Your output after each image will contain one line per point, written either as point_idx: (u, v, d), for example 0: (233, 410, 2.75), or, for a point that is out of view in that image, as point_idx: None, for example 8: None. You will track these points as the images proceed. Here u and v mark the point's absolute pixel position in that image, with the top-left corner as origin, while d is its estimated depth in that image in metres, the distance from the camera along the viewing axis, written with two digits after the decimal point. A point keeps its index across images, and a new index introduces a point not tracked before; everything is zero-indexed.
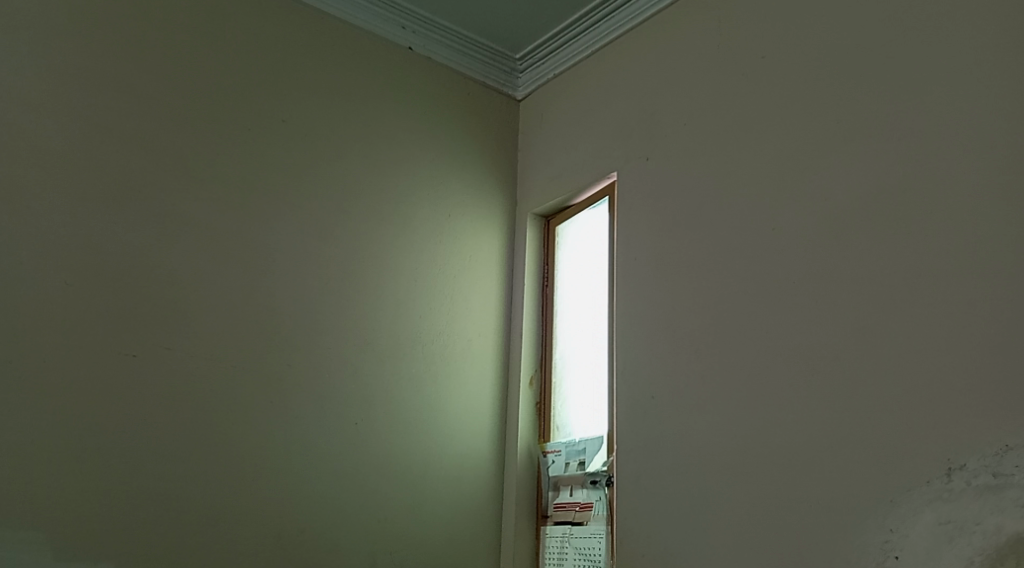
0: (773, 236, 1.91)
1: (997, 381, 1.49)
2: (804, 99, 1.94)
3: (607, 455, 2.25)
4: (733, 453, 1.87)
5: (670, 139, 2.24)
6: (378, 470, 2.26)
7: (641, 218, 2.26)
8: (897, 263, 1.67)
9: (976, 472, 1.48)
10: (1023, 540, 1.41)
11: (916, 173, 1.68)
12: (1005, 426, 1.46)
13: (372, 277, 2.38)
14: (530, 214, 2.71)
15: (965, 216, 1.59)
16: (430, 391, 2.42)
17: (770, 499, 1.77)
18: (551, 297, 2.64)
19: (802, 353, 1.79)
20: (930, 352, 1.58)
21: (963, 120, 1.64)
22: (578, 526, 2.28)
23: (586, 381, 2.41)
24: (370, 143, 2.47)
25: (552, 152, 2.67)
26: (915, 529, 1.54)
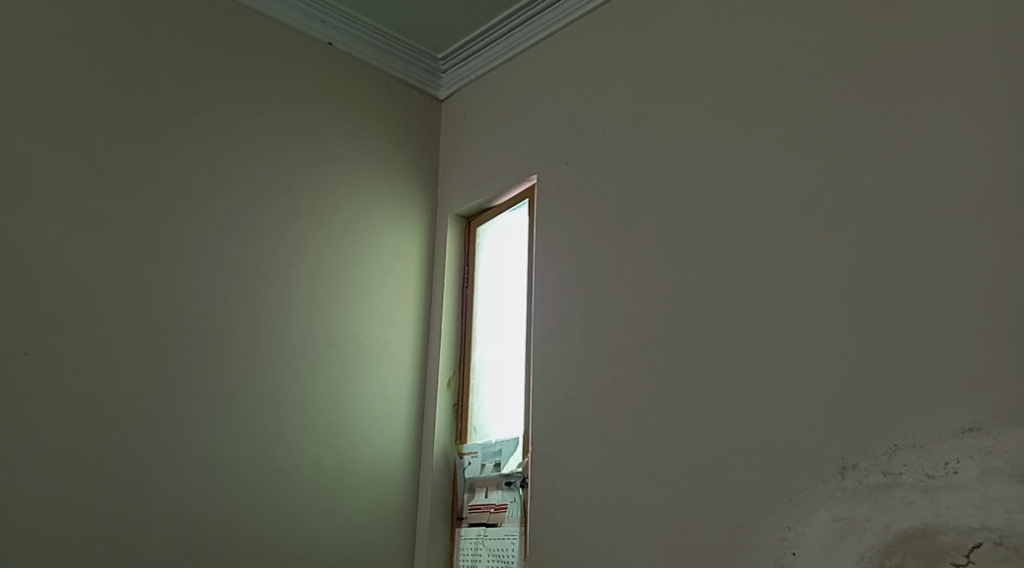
0: (685, 241, 1.95)
1: (892, 384, 1.53)
2: (716, 108, 1.99)
3: (523, 456, 2.26)
4: (646, 455, 1.90)
5: (589, 144, 2.27)
6: (290, 473, 2.23)
7: (560, 221, 2.28)
8: (799, 269, 1.72)
9: (867, 471, 1.53)
10: (910, 536, 1.46)
11: (818, 184, 1.74)
12: (894, 428, 1.51)
13: (288, 276, 2.34)
14: (451, 215, 2.70)
15: (861, 225, 1.65)
16: (347, 392, 2.39)
17: (680, 500, 1.80)
18: (470, 298, 2.64)
19: (709, 356, 1.83)
20: (826, 356, 1.64)
21: (861, 132, 1.70)
22: (492, 527, 2.28)
23: (503, 383, 2.42)
24: (289, 141, 2.44)
25: (474, 154, 2.67)
26: (811, 526, 1.58)
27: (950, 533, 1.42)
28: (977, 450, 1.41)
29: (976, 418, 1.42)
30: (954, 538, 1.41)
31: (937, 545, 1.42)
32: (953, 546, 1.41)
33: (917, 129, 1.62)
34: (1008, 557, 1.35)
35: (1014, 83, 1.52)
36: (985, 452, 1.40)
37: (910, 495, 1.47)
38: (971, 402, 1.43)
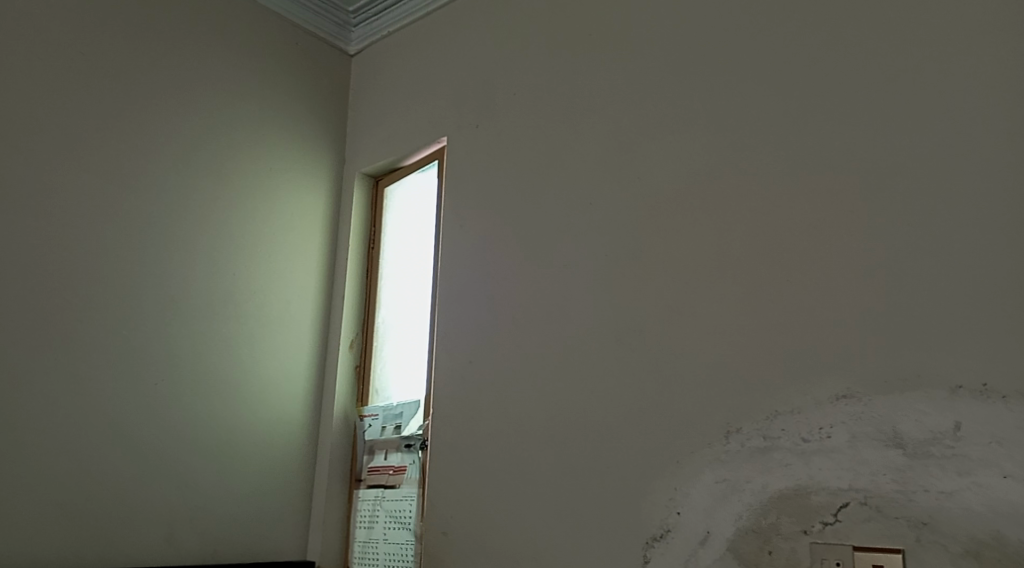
0: (588, 210, 1.97)
1: (775, 353, 1.58)
2: (622, 77, 2.00)
3: (423, 419, 2.26)
4: (543, 419, 1.92)
5: (498, 109, 2.26)
6: (181, 433, 2.17)
7: (469, 185, 2.27)
8: (695, 241, 1.75)
9: (749, 435, 1.58)
10: (785, 496, 1.51)
11: (715, 157, 1.77)
12: (777, 396, 1.56)
13: (185, 231, 2.26)
14: (358, 174, 2.65)
15: (754, 198, 1.69)
16: (243, 351, 2.34)
17: (575, 463, 1.83)
18: (375, 259, 2.61)
19: (607, 324, 1.85)
20: (716, 325, 1.68)
21: (759, 107, 1.74)
22: (390, 489, 2.28)
23: (406, 345, 2.40)
24: (187, 91, 2.34)
25: (383, 114, 2.62)
26: (696, 488, 1.63)
27: (821, 493, 1.47)
28: (848, 416, 1.48)
29: (850, 386, 1.48)
30: (824, 499, 1.47)
31: (808, 504, 1.48)
32: (823, 505, 1.47)
33: (811, 105, 1.66)
34: (871, 516, 1.42)
35: (904, 63, 1.56)
36: (855, 418, 1.47)
37: (787, 458, 1.53)
38: (847, 371, 1.49)
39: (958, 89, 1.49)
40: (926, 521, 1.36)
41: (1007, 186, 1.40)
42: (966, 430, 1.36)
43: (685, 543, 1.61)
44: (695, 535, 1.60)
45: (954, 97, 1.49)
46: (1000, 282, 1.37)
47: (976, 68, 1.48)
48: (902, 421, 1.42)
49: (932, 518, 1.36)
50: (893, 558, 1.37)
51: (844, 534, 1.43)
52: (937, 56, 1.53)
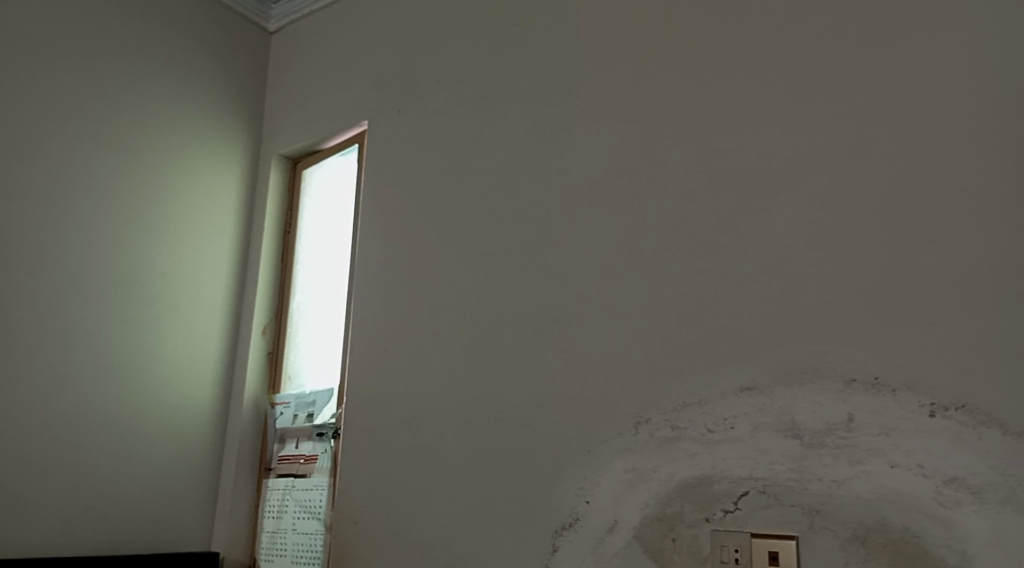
0: (508, 199, 1.96)
1: (684, 345, 1.61)
2: (545, 67, 2.00)
3: (337, 407, 2.23)
4: (458, 408, 1.91)
5: (421, 94, 2.23)
6: (79, 418, 2.09)
7: (389, 171, 2.24)
8: (612, 232, 1.77)
9: (657, 425, 1.60)
10: (689, 484, 1.54)
11: (632, 150, 1.79)
12: (686, 387, 1.59)
13: (89, 210, 2.17)
14: (275, 156, 2.59)
15: (668, 193, 1.71)
16: (148, 335, 2.26)
17: (488, 452, 1.83)
18: (292, 243, 2.55)
19: (524, 314, 1.85)
20: (629, 317, 1.69)
21: (676, 102, 1.75)
22: (301, 478, 2.24)
23: (321, 332, 2.36)
24: (93, 63, 2.25)
25: (303, 96, 2.56)
26: (606, 477, 1.64)
27: (723, 481, 1.51)
28: (751, 408, 1.51)
29: (754, 377, 1.52)
30: (725, 487, 1.50)
31: (712, 492, 1.51)
32: (724, 493, 1.50)
33: (725, 102, 1.69)
34: (768, 503, 1.46)
35: (815, 62, 1.60)
36: (757, 409, 1.50)
37: (693, 447, 1.55)
38: (752, 363, 1.53)
39: (864, 91, 1.53)
40: (819, 508, 1.41)
41: (906, 184, 1.44)
42: (858, 421, 1.41)
43: (593, 531, 1.63)
44: (603, 523, 1.62)
45: (859, 96, 1.53)
46: (896, 278, 1.42)
47: (880, 68, 1.52)
48: (800, 412, 1.46)
49: (825, 506, 1.40)
50: (788, 544, 1.42)
51: (743, 521, 1.47)
52: (844, 56, 1.56)
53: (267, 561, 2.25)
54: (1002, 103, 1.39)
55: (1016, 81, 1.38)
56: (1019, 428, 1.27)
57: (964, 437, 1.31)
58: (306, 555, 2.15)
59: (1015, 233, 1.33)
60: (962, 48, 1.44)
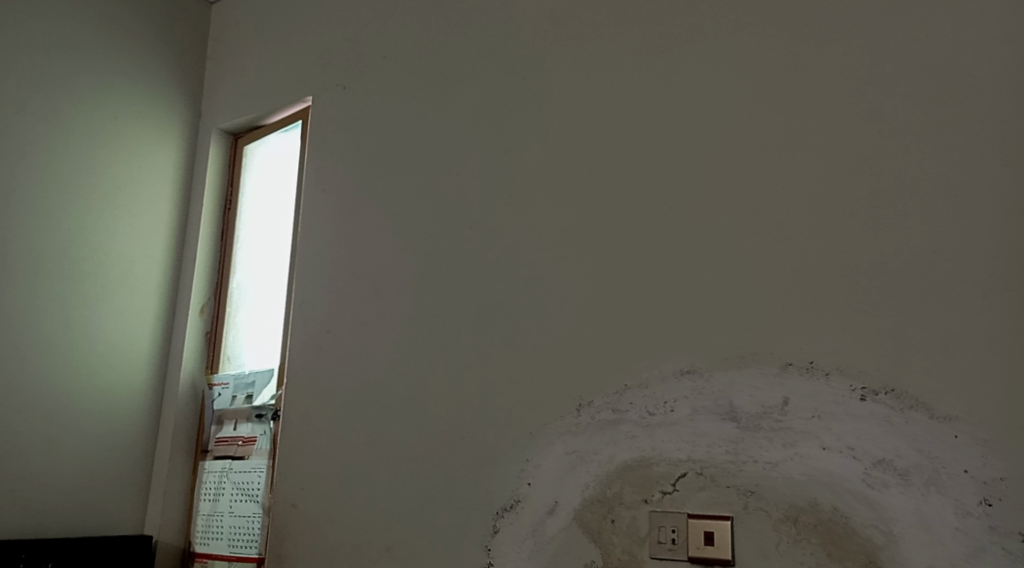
0: (454, 181, 1.94)
1: (626, 330, 1.62)
2: (491, 46, 1.97)
3: (276, 388, 2.19)
4: (400, 391, 1.89)
5: (367, 72, 2.19)
6: (5, 398, 2.02)
7: (334, 149, 2.20)
8: (558, 217, 1.76)
9: (599, 409, 1.61)
10: (629, 467, 1.56)
11: (578, 134, 1.78)
12: (628, 371, 1.60)
13: (16, 182, 2.09)
14: (215, 131, 2.52)
15: (613, 178, 1.71)
16: (78, 312, 2.19)
17: (431, 435, 1.82)
18: (232, 219, 2.49)
19: (469, 298, 1.84)
20: (572, 301, 1.70)
21: (622, 86, 1.75)
22: (238, 461, 2.21)
23: (262, 312, 2.32)
24: (21, 30, 2.16)
25: (245, 69, 2.50)
26: (547, 459, 1.65)
27: (662, 464, 1.53)
28: (691, 391, 1.53)
29: (693, 362, 1.54)
30: (664, 469, 1.52)
31: (650, 474, 1.53)
32: (663, 475, 1.52)
33: (670, 87, 1.69)
34: (705, 485, 1.48)
35: (759, 51, 1.61)
36: (697, 393, 1.52)
37: (633, 430, 1.57)
38: (692, 348, 1.55)
39: (806, 80, 1.55)
40: (753, 489, 1.44)
41: (845, 173, 1.47)
42: (793, 404, 1.43)
43: (534, 513, 1.64)
44: (544, 505, 1.63)
45: (801, 85, 1.55)
46: (833, 266, 1.44)
47: (823, 58, 1.54)
48: (738, 396, 1.49)
49: (758, 487, 1.43)
50: (722, 524, 1.44)
51: (680, 502, 1.49)
52: (787, 45, 1.58)
53: (203, 544, 2.22)
54: (938, 95, 1.42)
55: (952, 73, 1.41)
56: (944, 411, 1.31)
57: (892, 421, 1.35)
58: (243, 538, 2.12)
59: (947, 223, 1.37)
60: (901, 41, 1.47)
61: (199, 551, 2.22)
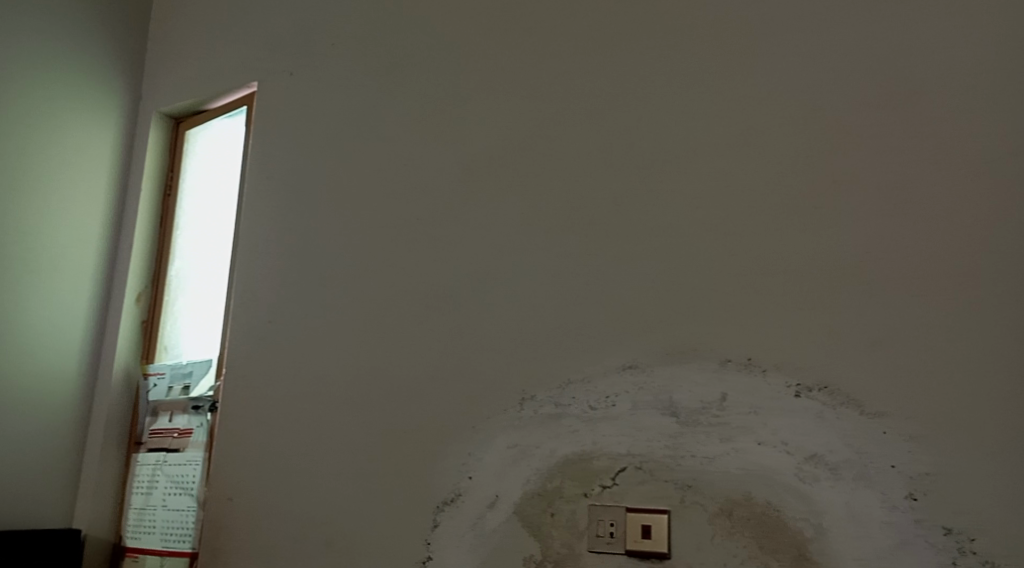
0: (402, 172, 1.92)
1: (571, 324, 1.62)
2: (442, 37, 1.96)
3: (215, 379, 2.15)
4: (343, 383, 1.87)
5: (315, 59, 2.16)
6: None
7: (280, 136, 2.16)
8: (506, 210, 1.76)
9: (542, 402, 1.61)
10: (570, 460, 1.56)
11: (527, 128, 1.78)
12: (572, 365, 1.60)
13: None
14: (156, 114, 2.46)
15: (562, 172, 1.71)
16: (7, 297, 2.12)
17: (372, 427, 1.80)
18: (172, 205, 2.43)
19: (414, 290, 1.83)
20: (519, 295, 1.70)
21: (572, 80, 1.75)
22: (173, 453, 2.15)
23: (202, 300, 2.27)
24: None
25: (189, 52, 2.44)
26: (489, 453, 1.64)
27: (602, 457, 1.54)
28: (632, 386, 1.54)
29: (636, 356, 1.55)
30: (604, 463, 1.53)
31: (591, 468, 1.54)
32: (603, 469, 1.53)
33: (620, 83, 1.70)
34: (644, 479, 1.49)
35: (708, 50, 1.63)
36: (638, 387, 1.54)
37: (575, 424, 1.57)
38: (634, 342, 1.56)
39: (752, 80, 1.57)
40: (691, 483, 1.45)
41: (788, 173, 1.49)
42: (731, 400, 1.46)
43: (474, 507, 1.63)
44: (485, 498, 1.63)
45: (748, 85, 1.57)
46: (775, 265, 1.47)
47: (769, 59, 1.56)
48: (678, 391, 1.50)
49: (695, 481, 1.45)
50: (660, 518, 1.46)
51: (619, 496, 1.50)
52: (735, 45, 1.60)
53: (135, 539, 2.16)
54: (879, 98, 1.45)
55: (892, 78, 1.45)
56: (875, 408, 1.34)
57: (825, 416, 1.38)
58: (177, 532, 2.08)
59: (884, 224, 1.40)
60: (844, 44, 1.50)
61: (130, 546, 2.16)
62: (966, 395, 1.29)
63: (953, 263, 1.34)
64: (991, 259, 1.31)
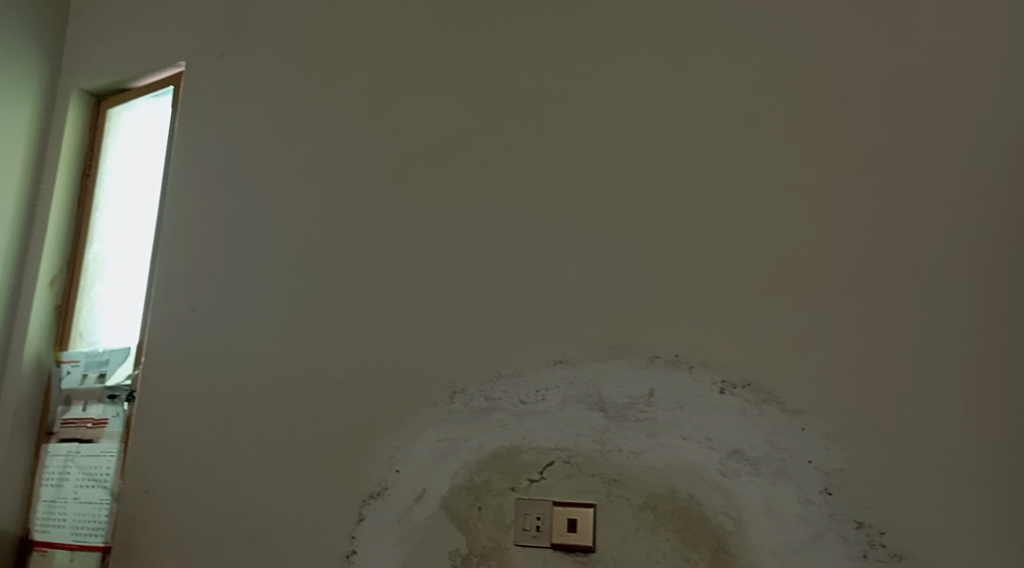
0: (335, 160, 1.89)
1: (503, 319, 1.62)
2: (379, 24, 1.93)
3: (133, 367, 2.07)
4: (268, 374, 1.83)
5: (247, 41, 2.10)
6: None
7: (209, 119, 2.10)
8: (440, 201, 1.74)
9: (472, 396, 1.61)
10: (498, 454, 1.56)
11: (464, 120, 1.77)
12: (504, 359, 1.60)
13: None
14: (76, 91, 2.36)
15: (498, 166, 1.71)
16: None
17: (299, 419, 1.77)
18: (91, 186, 2.34)
19: (345, 280, 1.80)
20: (451, 287, 1.68)
21: (510, 73, 1.75)
22: (87, 444, 2.07)
23: (121, 286, 2.19)
24: None
25: (114, 28, 2.35)
26: (417, 446, 1.63)
27: (531, 451, 1.54)
28: (562, 381, 1.55)
29: (566, 351, 1.56)
30: (532, 457, 1.54)
31: (519, 462, 1.54)
32: (531, 463, 1.53)
33: (558, 78, 1.70)
34: (571, 473, 1.50)
35: (645, 49, 1.64)
36: (568, 382, 1.54)
37: (504, 418, 1.57)
38: (565, 338, 1.57)
39: (687, 81, 1.59)
40: (617, 478, 1.47)
41: (719, 173, 1.52)
42: (658, 396, 1.48)
43: (401, 500, 1.62)
44: (412, 492, 1.61)
45: (683, 86, 1.59)
46: (704, 264, 1.49)
47: (704, 61, 1.58)
48: (607, 386, 1.52)
49: (621, 475, 1.47)
50: (585, 512, 1.47)
51: (546, 490, 1.51)
52: (672, 46, 1.62)
53: (43, 532, 2.07)
54: (808, 103, 1.49)
55: (822, 84, 1.48)
56: (795, 405, 1.38)
57: (748, 413, 1.41)
58: (89, 526, 2.00)
59: (809, 227, 1.44)
60: (776, 49, 1.53)
61: (38, 540, 2.07)
62: (882, 394, 1.33)
63: (874, 267, 1.38)
64: (908, 263, 1.36)
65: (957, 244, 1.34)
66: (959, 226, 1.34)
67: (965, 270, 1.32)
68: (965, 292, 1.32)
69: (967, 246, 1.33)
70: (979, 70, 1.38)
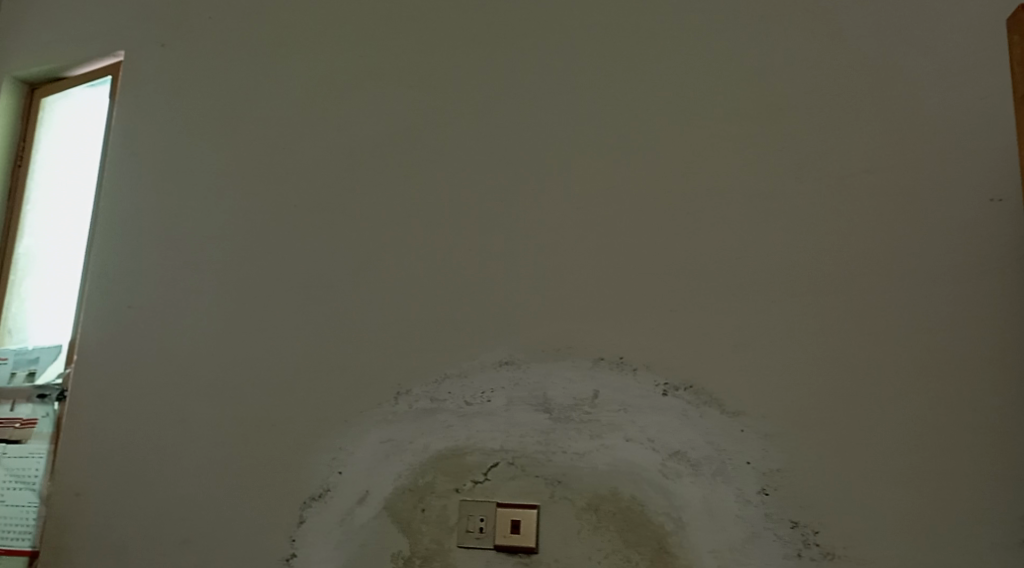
0: (279, 155, 1.86)
1: (450, 319, 1.62)
2: (327, 19, 1.90)
3: (64, 366, 2.01)
4: (208, 373, 1.79)
5: (190, 32, 2.05)
6: None
7: (149, 111, 2.05)
8: (387, 200, 1.73)
9: (417, 397, 1.60)
10: (443, 456, 1.55)
11: (412, 118, 1.76)
12: (449, 360, 1.60)
13: None
14: (8, 79, 2.28)
15: (446, 165, 1.70)
16: None
17: (239, 420, 1.73)
18: (22, 177, 2.25)
19: (288, 278, 1.77)
20: (398, 287, 1.67)
21: (458, 73, 1.74)
22: (14, 445, 1.99)
23: (53, 282, 2.12)
24: None
25: (51, 16, 2.28)
26: (361, 447, 1.61)
27: (475, 453, 1.54)
28: (508, 382, 1.55)
29: (512, 352, 1.56)
30: (477, 458, 1.53)
31: (463, 463, 1.54)
32: (476, 464, 1.53)
33: (507, 79, 1.70)
34: (515, 474, 1.50)
35: (594, 53, 1.65)
36: (514, 384, 1.55)
37: (449, 419, 1.57)
38: (511, 339, 1.57)
39: (634, 85, 1.60)
40: (561, 479, 1.48)
41: (665, 178, 1.54)
42: (602, 397, 1.49)
43: (344, 502, 1.60)
44: (355, 493, 1.59)
45: (631, 90, 1.60)
46: (649, 267, 1.51)
47: (651, 66, 1.60)
48: (552, 387, 1.52)
49: (565, 476, 1.48)
50: (529, 513, 1.47)
51: (489, 492, 1.51)
52: (620, 50, 1.63)
53: None
54: (752, 111, 1.51)
55: (765, 92, 1.51)
56: (736, 407, 1.41)
57: (690, 414, 1.43)
58: (16, 530, 1.93)
59: (752, 233, 1.46)
60: (722, 57, 1.56)
61: None
62: (819, 397, 1.36)
63: (813, 272, 1.41)
64: (847, 268, 1.40)
65: (891, 252, 1.38)
66: (894, 234, 1.38)
67: (900, 276, 1.36)
68: (899, 297, 1.36)
69: (902, 252, 1.37)
70: (914, 83, 1.42)
